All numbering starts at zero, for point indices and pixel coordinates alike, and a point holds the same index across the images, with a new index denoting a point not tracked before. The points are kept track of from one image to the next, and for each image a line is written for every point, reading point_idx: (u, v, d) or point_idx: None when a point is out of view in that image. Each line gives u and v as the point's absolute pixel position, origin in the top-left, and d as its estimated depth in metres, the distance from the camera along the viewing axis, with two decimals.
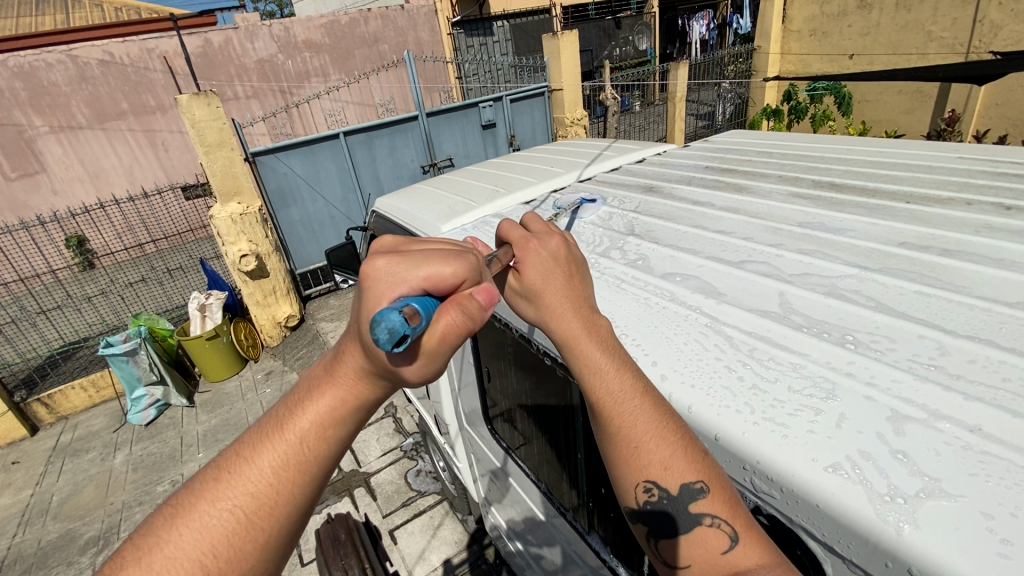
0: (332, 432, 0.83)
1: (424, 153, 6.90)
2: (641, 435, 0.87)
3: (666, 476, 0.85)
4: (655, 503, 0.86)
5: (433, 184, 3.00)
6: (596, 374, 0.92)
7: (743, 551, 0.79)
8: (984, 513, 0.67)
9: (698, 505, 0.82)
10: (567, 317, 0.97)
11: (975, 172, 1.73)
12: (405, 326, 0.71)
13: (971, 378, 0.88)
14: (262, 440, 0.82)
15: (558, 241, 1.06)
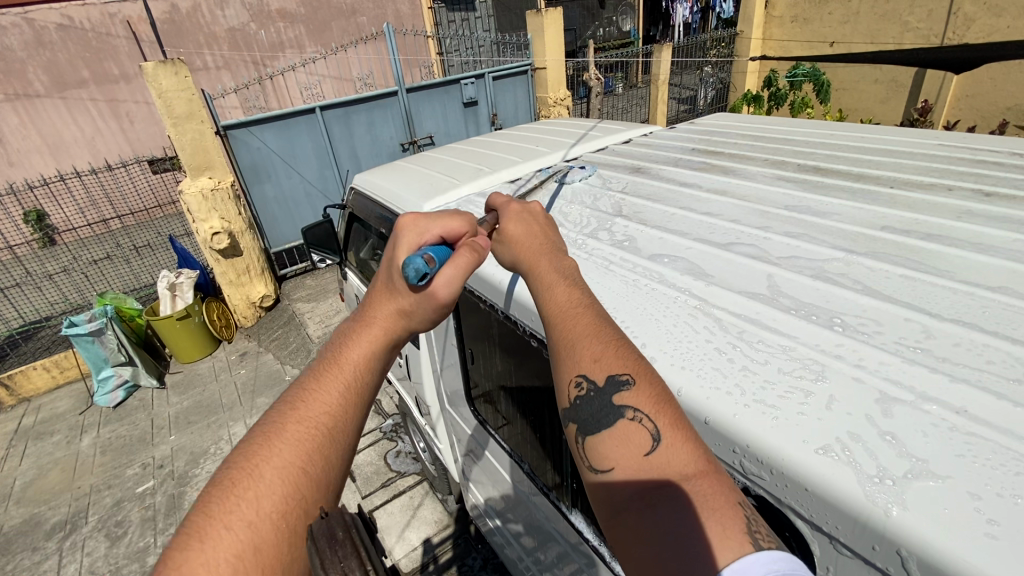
0: (377, 364, 0.95)
1: (404, 131, 6.73)
2: (575, 331, 0.89)
3: (595, 367, 0.83)
4: (583, 399, 0.82)
5: (414, 161, 2.92)
6: (549, 289, 0.98)
7: (669, 449, 0.72)
8: (972, 494, 0.68)
9: (621, 398, 0.79)
10: (530, 248, 1.08)
11: (955, 159, 1.76)
12: (425, 266, 0.93)
13: (955, 360, 0.89)
14: (316, 381, 0.90)
15: (535, 203, 1.21)
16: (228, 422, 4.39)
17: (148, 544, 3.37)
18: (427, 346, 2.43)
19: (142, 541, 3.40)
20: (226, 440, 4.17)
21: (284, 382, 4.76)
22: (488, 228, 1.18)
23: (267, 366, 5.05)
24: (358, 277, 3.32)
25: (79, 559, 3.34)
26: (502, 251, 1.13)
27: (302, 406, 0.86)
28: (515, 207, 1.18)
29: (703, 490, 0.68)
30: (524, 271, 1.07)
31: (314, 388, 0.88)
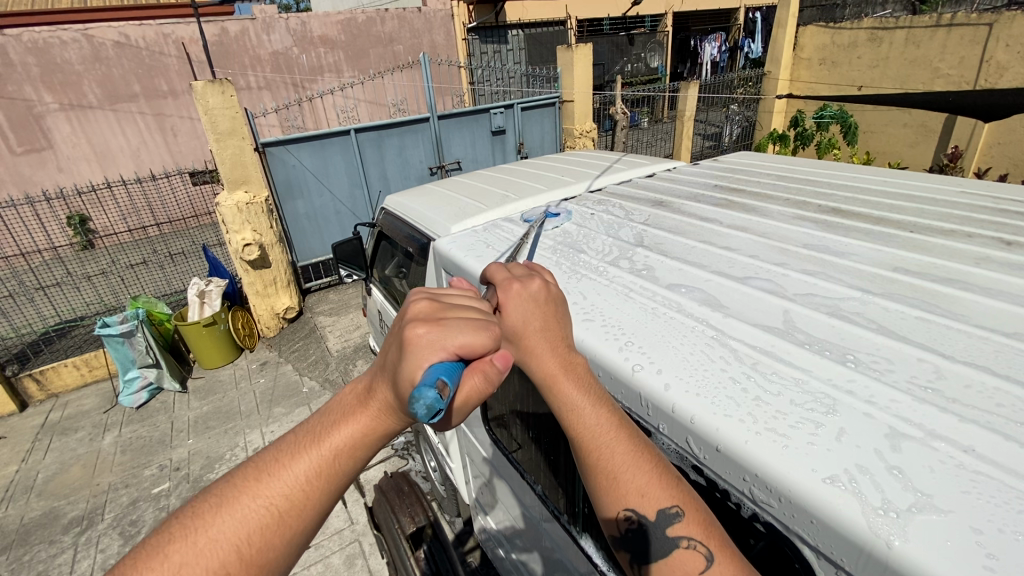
0: (366, 444, 0.87)
1: (432, 156, 6.94)
2: (617, 466, 0.91)
3: (642, 501, 0.88)
4: (635, 531, 0.88)
5: (442, 185, 3.04)
6: (575, 413, 0.95)
7: (720, 568, 0.83)
8: (973, 528, 0.70)
9: (675, 529, 0.86)
10: (543, 355, 1.00)
11: (977, 207, 1.78)
12: (437, 399, 0.77)
13: (966, 402, 0.91)
14: (293, 448, 0.86)
15: (538, 283, 1.10)
16: (244, 429, 4.47)
17: None
18: None
19: None
20: (242, 447, 4.25)
21: (301, 394, 4.86)
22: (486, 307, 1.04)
23: (286, 377, 5.16)
24: (381, 293, 3.42)
25: (92, 556, 3.42)
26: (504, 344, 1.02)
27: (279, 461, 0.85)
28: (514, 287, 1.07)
29: None
30: (542, 385, 1.00)
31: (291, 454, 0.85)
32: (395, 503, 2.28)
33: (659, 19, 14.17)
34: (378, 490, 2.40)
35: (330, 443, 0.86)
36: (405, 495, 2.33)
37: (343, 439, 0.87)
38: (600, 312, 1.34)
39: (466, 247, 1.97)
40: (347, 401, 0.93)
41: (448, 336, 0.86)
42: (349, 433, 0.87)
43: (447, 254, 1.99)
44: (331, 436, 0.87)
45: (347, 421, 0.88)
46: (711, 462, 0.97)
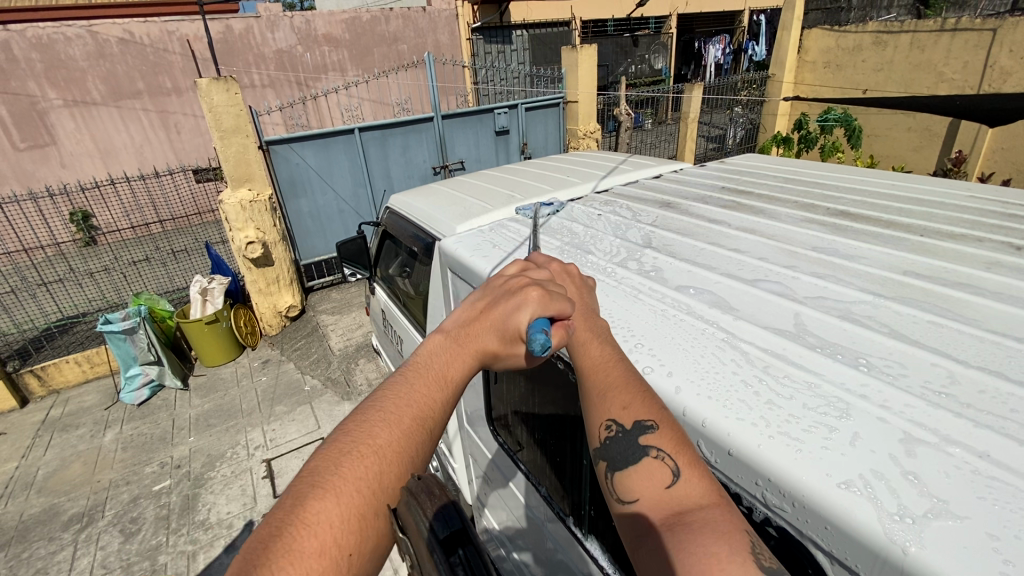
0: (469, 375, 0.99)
1: (436, 155, 6.93)
2: (610, 383, 0.96)
3: (624, 413, 0.91)
4: (612, 439, 0.89)
5: (448, 185, 3.04)
6: (586, 347, 1.02)
7: (687, 481, 0.81)
8: (991, 535, 0.70)
9: (647, 439, 0.87)
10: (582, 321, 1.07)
11: (987, 212, 1.77)
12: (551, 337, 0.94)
13: (980, 407, 0.90)
14: (380, 417, 0.88)
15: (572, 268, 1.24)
16: (245, 428, 4.47)
17: (160, 543, 3.42)
18: None
19: (155, 539, 3.46)
20: (243, 445, 4.25)
21: (302, 392, 4.85)
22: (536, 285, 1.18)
23: (288, 375, 5.16)
24: (385, 292, 3.42)
25: (93, 553, 3.41)
26: None
27: (400, 396, 0.91)
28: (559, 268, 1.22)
29: (708, 517, 0.76)
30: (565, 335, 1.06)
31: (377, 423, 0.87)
32: None
33: (664, 21, 14.13)
34: None
35: (439, 376, 0.96)
36: None
37: (452, 371, 0.97)
38: (609, 313, 1.34)
39: (473, 246, 1.96)
40: (436, 343, 1.02)
41: (547, 298, 1.02)
42: (459, 367, 0.98)
43: (453, 253, 1.99)
44: (440, 370, 0.97)
45: (454, 357, 0.99)
46: (722, 465, 0.96)
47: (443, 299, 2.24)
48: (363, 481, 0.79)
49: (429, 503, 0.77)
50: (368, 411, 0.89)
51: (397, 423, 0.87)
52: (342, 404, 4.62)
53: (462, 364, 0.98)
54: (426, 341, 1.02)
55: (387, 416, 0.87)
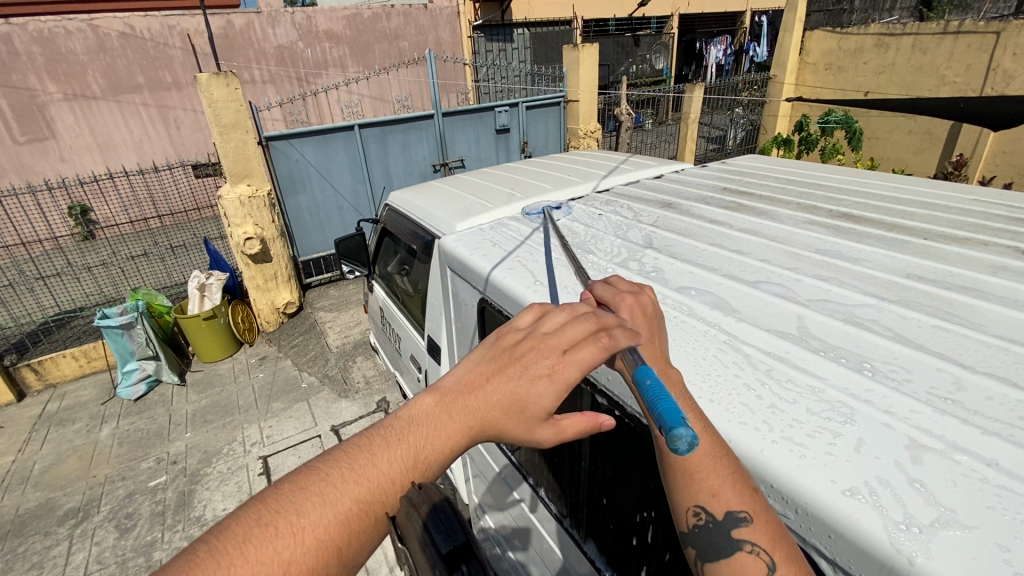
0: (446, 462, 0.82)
1: (436, 152, 6.91)
2: (698, 463, 0.83)
3: (714, 501, 0.80)
4: (701, 528, 0.80)
5: (447, 182, 3.02)
6: None
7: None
8: (999, 545, 0.68)
9: (740, 532, 0.77)
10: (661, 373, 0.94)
11: (991, 215, 1.75)
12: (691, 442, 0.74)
13: (987, 414, 0.89)
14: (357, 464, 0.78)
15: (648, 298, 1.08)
16: (242, 424, 4.45)
17: (155, 539, 3.40)
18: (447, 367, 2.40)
19: (150, 535, 3.44)
20: (239, 442, 4.23)
21: (300, 389, 4.84)
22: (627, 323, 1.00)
23: (285, 372, 5.14)
24: (383, 290, 3.40)
25: (87, 549, 3.39)
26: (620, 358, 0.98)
27: (353, 468, 0.77)
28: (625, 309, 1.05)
29: None
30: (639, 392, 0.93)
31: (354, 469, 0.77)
32: None
33: (666, 21, 14.09)
34: None
35: (412, 453, 0.81)
36: None
37: (427, 453, 0.82)
38: None
39: (472, 245, 1.94)
40: (423, 405, 0.87)
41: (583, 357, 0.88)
42: (437, 449, 0.82)
43: (452, 251, 1.97)
44: (413, 445, 0.82)
45: (434, 435, 0.83)
46: None
47: (442, 297, 2.23)
48: (267, 564, 0.67)
49: (437, 521, 0.73)
50: (312, 474, 0.77)
51: (333, 502, 0.74)
52: (339, 402, 4.61)
53: (438, 443, 0.83)
54: (414, 400, 0.87)
55: (326, 489, 0.74)
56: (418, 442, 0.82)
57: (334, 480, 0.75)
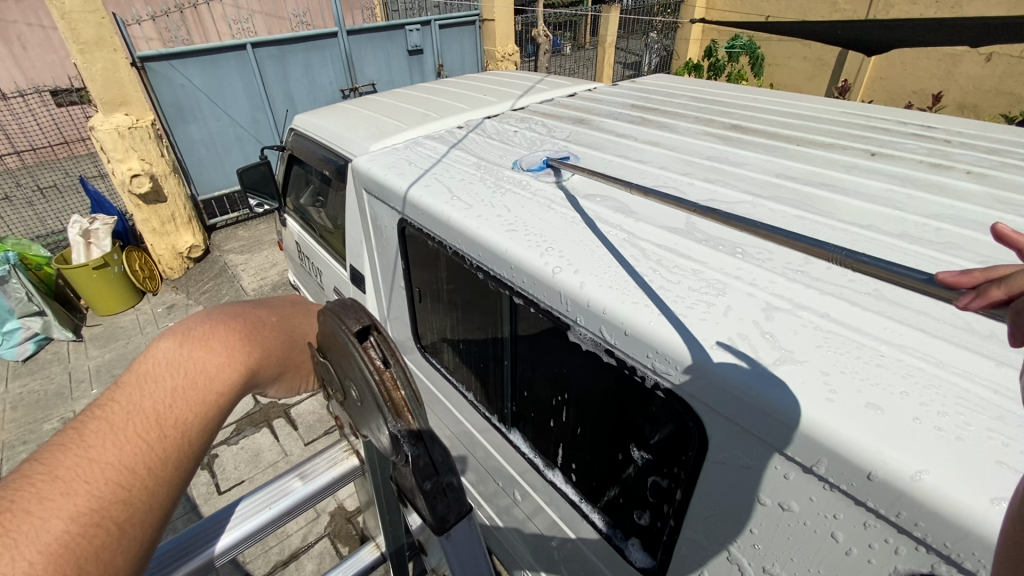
0: (211, 426, 0.74)
1: (343, 76, 6.41)
2: None
3: None
4: None
5: (358, 104, 2.86)
6: None
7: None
8: (823, 372, 0.87)
9: None
10: None
11: (855, 125, 1.98)
12: None
13: (826, 280, 1.08)
14: (90, 448, 0.65)
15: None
16: None
17: None
18: (371, 293, 2.38)
19: None
20: None
21: None
22: None
23: None
24: (297, 224, 3.26)
25: None
26: None
27: (84, 464, 0.64)
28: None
29: None
30: None
31: (86, 454, 0.65)
32: (254, 417, 3.57)
33: None
34: (248, 413, 3.61)
35: (166, 417, 0.70)
36: (259, 416, 3.59)
37: (187, 405, 0.72)
38: (523, 221, 1.40)
39: (387, 165, 1.91)
40: (166, 352, 0.74)
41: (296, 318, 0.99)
42: (195, 409, 0.72)
43: (366, 173, 1.93)
44: (174, 394, 0.72)
45: (182, 395, 0.72)
46: (620, 345, 1.10)
47: (361, 223, 2.19)
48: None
49: (349, 316, 0.91)
50: (27, 482, 0.62)
51: (91, 493, 0.62)
52: None
53: (204, 393, 0.73)
54: (144, 367, 0.73)
55: (60, 488, 0.62)
56: (157, 415, 0.70)
57: (33, 503, 0.60)
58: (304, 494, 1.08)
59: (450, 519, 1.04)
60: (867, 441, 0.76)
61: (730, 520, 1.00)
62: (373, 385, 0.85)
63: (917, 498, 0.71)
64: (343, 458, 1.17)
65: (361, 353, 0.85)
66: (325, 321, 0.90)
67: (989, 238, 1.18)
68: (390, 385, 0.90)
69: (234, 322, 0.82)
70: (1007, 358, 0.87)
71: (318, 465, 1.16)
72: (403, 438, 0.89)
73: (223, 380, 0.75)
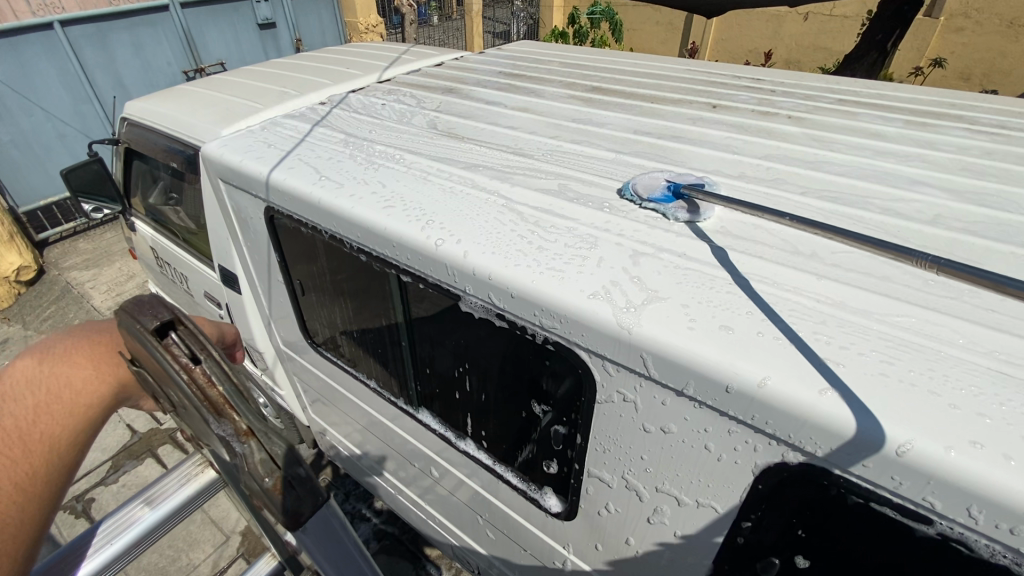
0: (82, 440, 0.90)
1: (183, 56, 5.66)
2: None
3: None
4: None
5: (201, 85, 2.55)
6: None
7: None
8: (685, 305, 0.96)
9: None
10: None
11: (697, 81, 2.18)
12: None
13: (682, 223, 1.19)
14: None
15: None
16: None
17: None
18: (248, 292, 2.18)
19: None
20: None
21: None
22: None
23: None
24: (149, 227, 2.87)
25: None
26: None
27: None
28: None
29: None
30: None
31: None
32: (132, 449, 3.17)
33: None
34: (124, 446, 3.19)
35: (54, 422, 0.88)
36: (139, 447, 3.19)
37: (72, 411, 0.90)
38: (398, 196, 1.36)
39: (244, 150, 1.74)
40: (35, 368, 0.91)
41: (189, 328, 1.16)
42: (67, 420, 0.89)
43: (221, 161, 1.74)
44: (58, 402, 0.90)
45: (51, 408, 0.89)
46: (508, 307, 1.12)
47: (223, 218, 1.99)
48: None
49: (146, 315, 0.96)
50: None
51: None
52: None
53: (88, 402, 0.92)
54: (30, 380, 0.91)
55: None
56: (24, 425, 0.87)
57: None
58: (153, 518, 1.17)
59: (304, 516, 1.00)
60: (720, 357, 0.86)
61: (624, 451, 1.09)
62: (183, 387, 0.90)
63: (764, 401, 0.83)
64: (195, 475, 1.25)
65: (166, 360, 0.91)
66: (123, 326, 0.97)
67: (806, 171, 1.37)
68: (203, 384, 0.93)
69: (100, 341, 1.00)
70: (822, 270, 1.03)
71: (170, 483, 1.23)
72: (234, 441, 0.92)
73: (95, 393, 0.93)
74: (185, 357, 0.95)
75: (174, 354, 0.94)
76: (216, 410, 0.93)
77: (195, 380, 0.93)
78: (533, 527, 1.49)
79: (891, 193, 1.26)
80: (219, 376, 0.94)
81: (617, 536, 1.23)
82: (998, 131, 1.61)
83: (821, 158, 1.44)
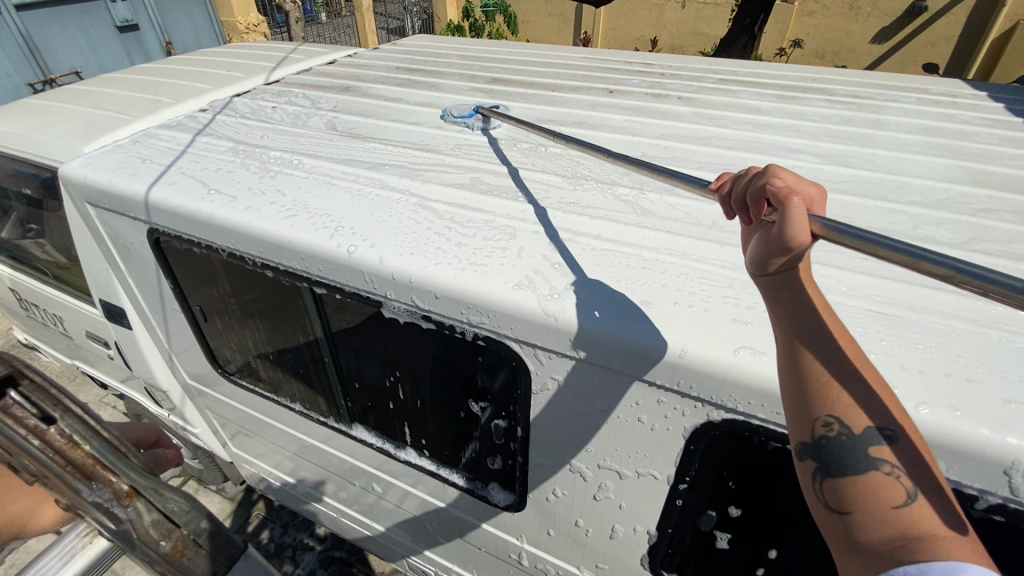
0: None
1: (27, 66, 4.94)
2: (831, 363, 0.64)
3: (853, 410, 0.61)
4: (828, 442, 0.61)
5: (52, 98, 2.22)
6: (791, 304, 0.68)
7: (927, 509, 0.54)
8: (607, 286, 0.98)
9: (878, 450, 0.59)
10: (784, 293, 0.69)
11: (594, 68, 2.24)
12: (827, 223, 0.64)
13: (594, 207, 1.22)
14: None
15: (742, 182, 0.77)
16: None
17: None
18: (141, 325, 1.95)
19: None
20: None
21: None
22: (758, 224, 0.74)
23: None
24: (6, 265, 2.48)
25: None
26: (752, 244, 0.72)
27: None
28: (814, 189, 0.69)
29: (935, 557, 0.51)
30: (771, 284, 0.70)
31: None
32: None
33: None
34: None
35: None
36: None
37: None
38: (302, 204, 1.27)
39: (115, 167, 1.54)
40: None
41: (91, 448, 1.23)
42: None
43: (88, 182, 1.54)
44: None
45: None
46: (433, 308, 1.10)
47: (98, 246, 1.76)
48: None
49: None
50: None
51: None
52: None
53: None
54: None
55: None
56: None
57: None
58: None
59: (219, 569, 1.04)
60: (640, 331, 0.90)
61: (563, 436, 1.11)
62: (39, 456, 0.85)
63: (686, 368, 0.87)
64: (83, 548, 1.09)
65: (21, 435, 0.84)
66: None
67: (699, 147, 1.46)
68: (63, 448, 0.87)
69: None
70: (723, 238, 1.10)
71: (49, 566, 1.05)
72: (114, 505, 0.92)
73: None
74: (34, 417, 0.87)
75: (18, 418, 0.85)
76: (84, 473, 0.89)
77: (51, 442, 0.87)
78: (485, 525, 1.48)
79: (772, 161, 1.38)
80: (81, 434, 0.89)
81: (566, 518, 1.25)
82: (852, 100, 1.81)
83: (710, 134, 1.54)
